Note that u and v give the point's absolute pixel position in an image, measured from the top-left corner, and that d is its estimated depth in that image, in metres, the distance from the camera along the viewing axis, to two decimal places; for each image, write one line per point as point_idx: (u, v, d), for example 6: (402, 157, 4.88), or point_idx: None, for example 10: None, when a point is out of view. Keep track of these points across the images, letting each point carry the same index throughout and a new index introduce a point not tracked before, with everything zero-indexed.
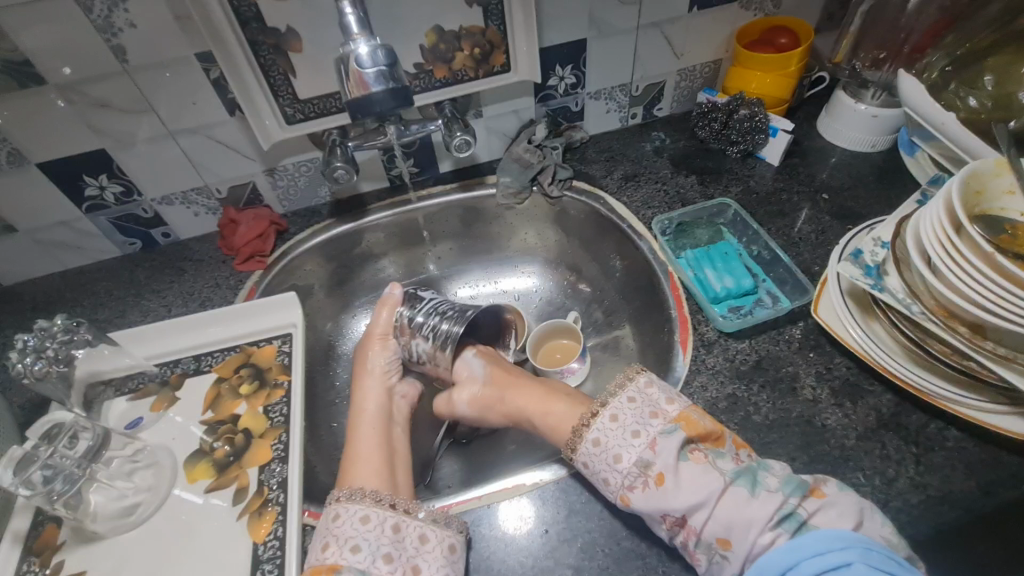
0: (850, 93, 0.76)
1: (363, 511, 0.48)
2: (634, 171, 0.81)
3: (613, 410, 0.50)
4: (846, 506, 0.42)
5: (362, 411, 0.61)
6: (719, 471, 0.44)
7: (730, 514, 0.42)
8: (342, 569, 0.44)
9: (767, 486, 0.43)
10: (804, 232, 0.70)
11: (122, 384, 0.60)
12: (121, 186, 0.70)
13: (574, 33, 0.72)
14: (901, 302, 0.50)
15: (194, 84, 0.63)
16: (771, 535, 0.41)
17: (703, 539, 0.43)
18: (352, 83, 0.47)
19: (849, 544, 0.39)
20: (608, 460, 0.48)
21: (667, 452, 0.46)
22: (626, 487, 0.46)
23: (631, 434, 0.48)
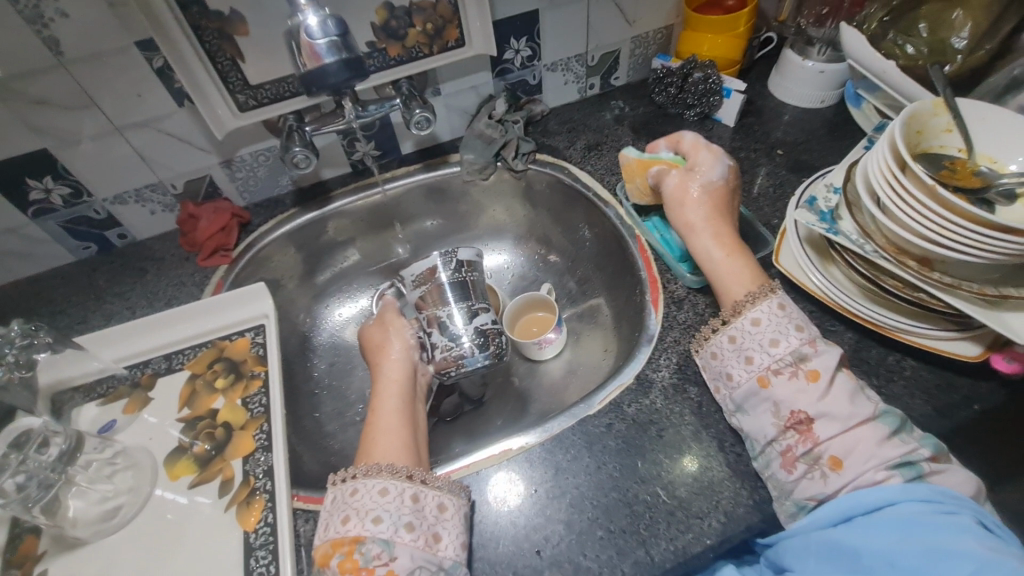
0: (797, 51, 0.78)
1: (382, 484, 0.47)
2: (597, 140, 0.82)
3: (780, 300, 0.52)
4: (961, 476, 0.45)
5: (388, 373, 0.59)
6: (868, 400, 0.47)
7: (862, 441, 0.45)
8: (364, 541, 0.44)
9: (905, 436, 0.46)
10: (762, 188, 0.73)
11: (91, 389, 0.59)
12: (69, 188, 0.67)
13: (525, 4, 0.72)
14: (856, 243, 0.52)
15: (138, 75, 0.61)
16: (884, 475, 0.44)
17: (817, 450, 0.46)
18: (304, 56, 0.46)
19: (958, 502, 0.41)
20: (761, 341, 0.51)
21: (828, 357, 0.48)
22: (769, 369, 0.49)
23: (793, 326, 0.50)
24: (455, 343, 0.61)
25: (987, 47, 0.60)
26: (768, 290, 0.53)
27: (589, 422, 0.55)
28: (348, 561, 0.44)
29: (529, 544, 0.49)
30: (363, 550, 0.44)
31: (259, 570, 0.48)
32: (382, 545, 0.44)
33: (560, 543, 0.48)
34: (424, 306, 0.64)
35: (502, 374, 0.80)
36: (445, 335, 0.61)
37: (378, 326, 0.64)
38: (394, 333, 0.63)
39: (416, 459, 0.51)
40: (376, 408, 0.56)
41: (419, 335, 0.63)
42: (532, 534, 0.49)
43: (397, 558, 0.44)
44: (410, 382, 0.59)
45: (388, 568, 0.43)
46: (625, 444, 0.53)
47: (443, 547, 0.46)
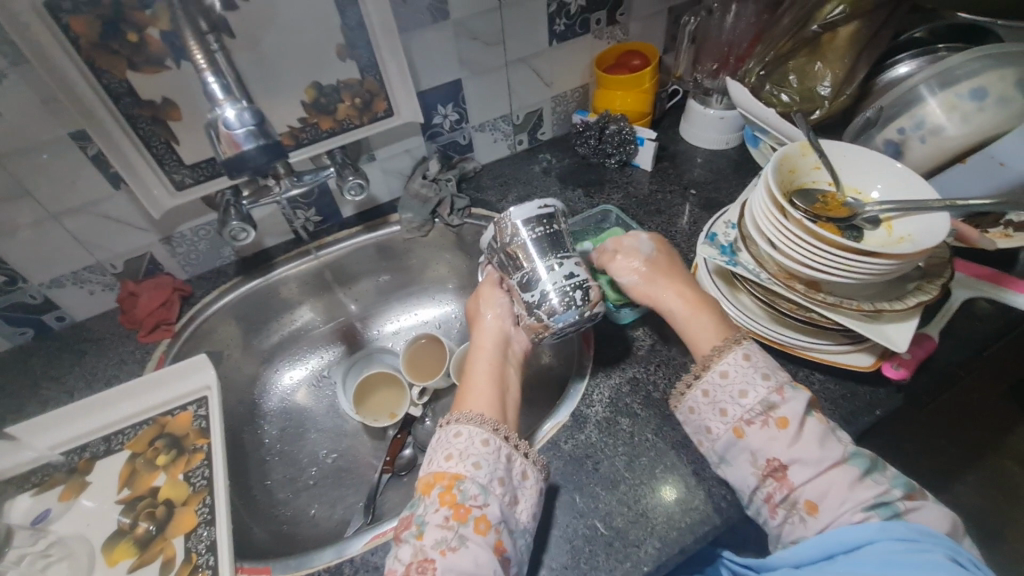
0: (698, 101, 0.87)
1: (483, 435, 0.50)
2: (527, 192, 0.88)
3: (745, 350, 0.53)
4: (939, 513, 0.45)
5: (480, 340, 0.60)
6: (838, 441, 0.48)
7: (834, 484, 0.45)
8: (465, 480, 0.47)
9: (877, 477, 0.46)
10: (679, 226, 0.79)
11: (24, 480, 0.58)
12: (3, 276, 0.67)
13: (447, 75, 0.78)
14: (752, 272, 0.58)
15: (73, 164, 0.63)
16: (863, 515, 0.44)
17: (792, 495, 0.47)
18: (223, 145, 0.49)
19: (935, 541, 0.41)
20: (732, 393, 0.51)
21: (794, 402, 0.49)
22: (742, 420, 0.50)
23: (759, 375, 0.51)
24: (535, 307, 0.56)
25: (847, 92, 0.69)
26: (740, 336, 0.54)
27: None
28: (448, 494, 0.46)
29: None
30: (463, 488, 0.47)
31: None
32: (480, 489, 0.47)
33: None
34: (506, 275, 0.61)
35: None
36: (534, 294, 0.56)
37: (490, 290, 0.63)
38: (497, 301, 0.62)
39: (501, 415, 0.53)
40: (473, 360, 0.59)
41: (512, 305, 0.62)
42: None
43: (490, 506, 0.46)
44: (503, 346, 0.60)
45: (482, 512, 0.46)
46: (565, 481, 0.55)
47: (519, 511, 0.48)
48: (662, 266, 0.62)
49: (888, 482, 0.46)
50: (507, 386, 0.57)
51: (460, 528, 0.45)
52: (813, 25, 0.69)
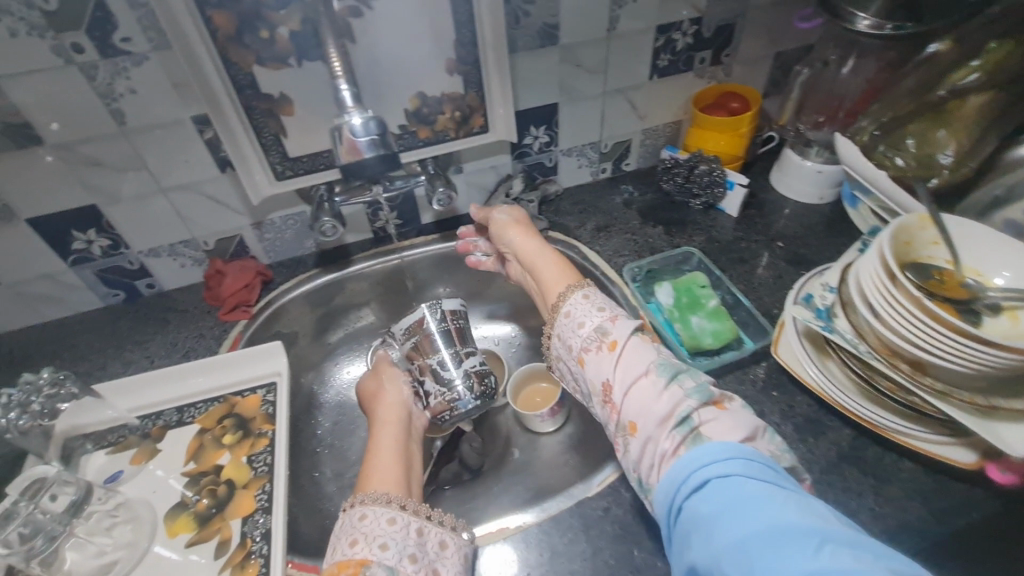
0: (796, 151, 0.84)
1: (391, 513, 0.50)
2: (606, 222, 0.87)
3: (588, 290, 0.60)
4: (745, 420, 0.46)
5: (382, 415, 0.64)
6: (655, 354, 0.52)
7: (641, 398, 0.49)
8: (370, 564, 0.46)
9: (682, 384, 0.49)
10: (763, 278, 0.76)
11: (101, 437, 0.60)
12: (109, 240, 0.72)
13: (546, 98, 0.79)
14: (851, 343, 0.54)
15: (189, 145, 0.66)
16: (671, 438, 0.46)
17: (621, 419, 0.50)
18: (344, 148, 0.51)
19: (730, 456, 0.42)
20: (574, 326, 0.57)
21: (623, 327, 0.55)
22: (583, 349, 0.55)
23: (596, 308, 0.57)
24: (447, 388, 0.68)
25: (971, 164, 0.65)
26: (584, 281, 0.62)
27: (588, 505, 0.55)
28: None
29: None
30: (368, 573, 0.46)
31: None
32: (387, 571, 0.46)
33: None
34: (415, 358, 0.71)
35: (503, 444, 0.81)
36: (439, 382, 0.69)
37: (375, 377, 0.70)
38: (394, 385, 0.68)
39: (406, 490, 0.55)
40: (378, 440, 0.61)
41: (414, 385, 0.69)
42: None
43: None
44: (405, 423, 0.64)
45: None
46: (622, 530, 0.53)
47: None
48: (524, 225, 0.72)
49: (686, 392, 0.48)
50: (411, 463, 0.60)
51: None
52: (940, 92, 0.67)
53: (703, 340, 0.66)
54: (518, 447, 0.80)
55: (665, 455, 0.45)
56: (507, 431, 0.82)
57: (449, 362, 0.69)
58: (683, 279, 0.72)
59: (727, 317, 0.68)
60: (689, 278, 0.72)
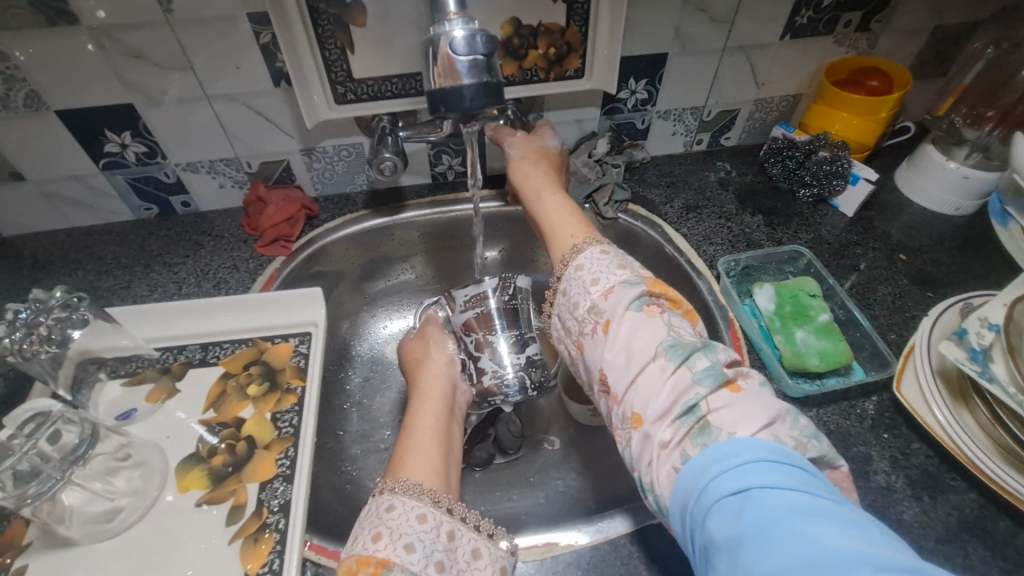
0: (940, 148, 0.70)
1: (422, 510, 0.42)
2: (696, 202, 0.75)
3: (604, 247, 0.50)
4: (757, 405, 0.37)
5: (426, 388, 0.57)
6: (661, 332, 0.42)
7: (647, 384, 0.40)
8: (393, 568, 0.38)
9: (692, 364, 0.39)
10: (879, 294, 0.64)
11: (117, 367, 0.54)
12: (145, 146, 0.64)
13: (657, 46, 0.66)
14: (1013, 399, 0.44)
15: (241, 47, 0.57)
16: (671, 429, 0.37)
17: (622, 410, 0.41)
18: (437, 70, 0.40)
19: (751, 456, 0.33)
20: (569, 307, 0.48)
21: (621, 299, 0.44)
22: (580, 333, 0.46)
23: (614, 265, 0.47)
24: (499, 369, 0.61)
25: None
26: (599, 238, 0.51)
27: (652, 532, 0.47)
28: None
29: None
30: None
31: None
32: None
33: None
34: (467, 330, 0.63)
35: (543, 431, 0.73)
36: (495, 360, 0.62)
37: (419, 342, 0.64)
38: (438, 352, 0.62)
39: (447, 485, 0.46)
40: (419, 414, 0.54)
41: (460, 355, 0.63)
42: None
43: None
44: (449, 400, 0.57)
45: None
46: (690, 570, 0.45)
47: None
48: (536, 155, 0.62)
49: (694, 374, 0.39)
50: (454, 447, 0.52)
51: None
52: None
53: (808, 359, 0.55)
54: (560, 437, 0.72)
55: (668, 447, 0.37)
56: (550, 418, 0.75)
57: (502, 344, 0.63)
58: (789, 283, 0.61)
59: (840, 336, 0.57)
60: (796, 283, 0.61)
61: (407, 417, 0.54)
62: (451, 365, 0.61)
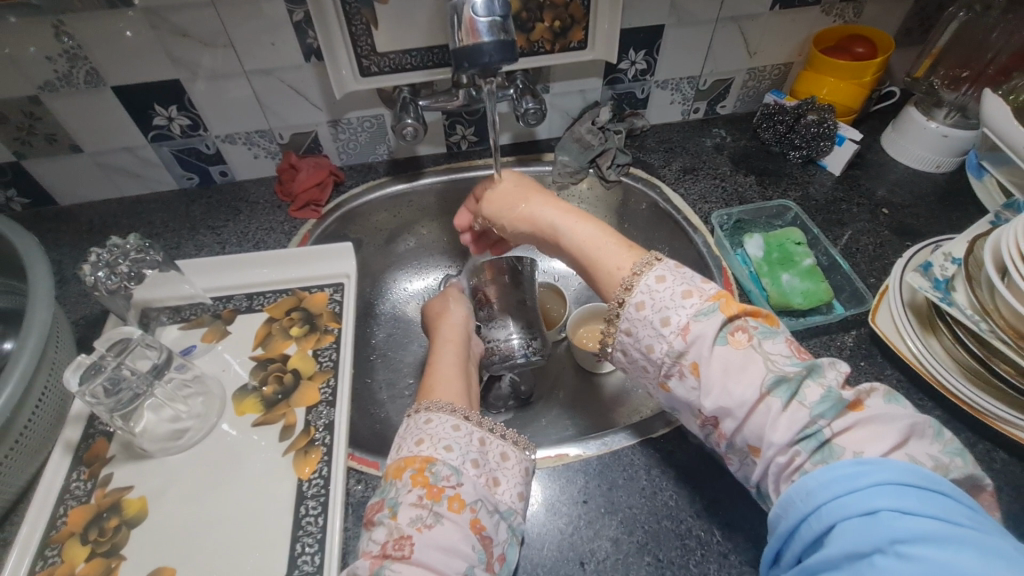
0: (921, 110, 0.75)
1: (455, 420, 0.48)
2: (693, 165, 0.81)
3: (660, 272, 0.47)
4: (887, 425, 0.37)
5: (445, 332, 0.64)
6: (757, 363, 0.41)
7: (760, 422, 0.40)
8: (436, 463, 0.45)
9: (803, 397, 0.39)
10: (861, 244, 0.70)
11: (177, 311, 0.62)
12: (189, 119, 0.70)
13: (654, 18, 0.71)
14: (969, 318, 0.50)
15: (276, 24, 0.63)
16: (790, 455, 0.38)
17: (735, 443, 0.42)
18: (462, 32, 0.47)
19: (877, 480, 0.33)
20: (641, 348, 0.46)
21: (702, 338, 0.42)
22: (663, 375, 0.45)
23: (661, 319, 0.44)
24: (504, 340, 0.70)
25: None
26: (651, 259, 0.48)
27: (651, 445, 0.54)
28: (420, 476, 0.44)
29: (574, 553, 0.48)
30: (434, 471, 0.44)
31: (309, 518, 0.49)
32: (452, 470, 0.44)
33: (605, 560, 0.47)
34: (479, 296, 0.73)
35: (553, 378, 0.80)
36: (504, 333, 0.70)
37: (441, 298, 0.71)
38: (454, 308, 0.69)
39: (469, 402, 0.52)
40: (444, 352, 0.61)
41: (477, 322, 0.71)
42: (578, 545, 0.48)
43: (464, 485, 0.44)
44: (465, 345, 0.63)
45: (457, 491, 0.43)
46: (685, 475, 0.52)
47: (502, 491, 0.47)
48: (530, 191, 0.60)
49: (810, 407, 0.39)
50: (472, 380, 0.58)
51: (435, 506, 0.42)
52: None
53: (792, 298, 0.61)
54: (568, 383, 0.79)
55: (789, 472, 0.39)
56: (559, 366, 0.81)
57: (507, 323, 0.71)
58: (776, 233, 0.67)
59: (822, 277, 0.63)
60: (783, 233, 0.67)
61: (429, 357, 0.61)
62: (467, 320, 0.68)
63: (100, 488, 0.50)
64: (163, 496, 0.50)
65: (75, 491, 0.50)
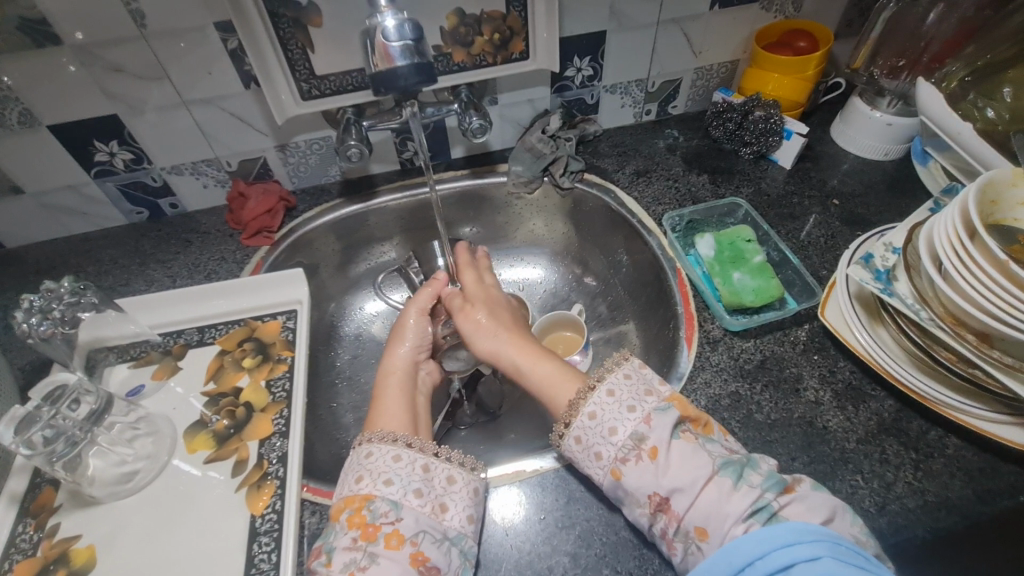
0: (865, 100, 0.76)
1: (395, 450, 0.48)
2: (647, 167, 0.81)
3: (625, 371, 0.51)
4: (816, 501, 0.42)
5: (391, 366, 0.60)
6: (707, 455, 0.45)
7: (711, 502, 0.43)
8: (375, 499, 0.45)
9: (750, 479, 0.44)
10: (812, 236, 0.70)
11: (124, 351, 0.61)
12: (132, 154, 0.69)
13: (596, 24, 0.72)
14: (911, 308, 0.50)
15: (211, 53, 0.62)
16: (744, 526, 0.41)
17: (682, 526, 0.44)
18: (376, 57, 0.48)
19: (818, 538, 0.38)
20: (602, 433, 0.48)
21: (661, 428, 0.46)
22: (618, 460, 0.47)
23: (626, 408, 0.48)
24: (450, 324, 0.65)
25: None
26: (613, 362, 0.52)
27: None
28: (357, 516, 0.45)
29: (532, 572, 0.47)
30: (374, 508, 0.45)
31: (261, 556, 0.48)
32: (391, 505, 0.45)
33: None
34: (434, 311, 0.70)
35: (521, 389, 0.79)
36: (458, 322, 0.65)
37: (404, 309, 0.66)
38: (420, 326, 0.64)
39: (414, 429, 0.53)
40: (385, 385, 0.58)
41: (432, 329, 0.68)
42: (536, 562, 0.48)
43: (404, 519, 0.45)
44: (411, 377, 0.60)
45: (394, 527, 0.44)
46: None
47: (449, 517, 0.46)
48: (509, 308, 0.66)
49: (756, 486, 0.43)
50: (418, 407, 0.57)
51: (369, 547, 0.43)
52: None
53: (743, 296, 0.62)
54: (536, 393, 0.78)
55: None
56: None
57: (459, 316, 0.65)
58: (727, 232, 0.68)
59: (772, 274, 0.63)
60: (734, 231, 0.68)
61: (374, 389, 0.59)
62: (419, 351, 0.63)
63: (47, 539, 0.49)
64: (110, 544, 0.49)
65: (21, 544, 0.49)
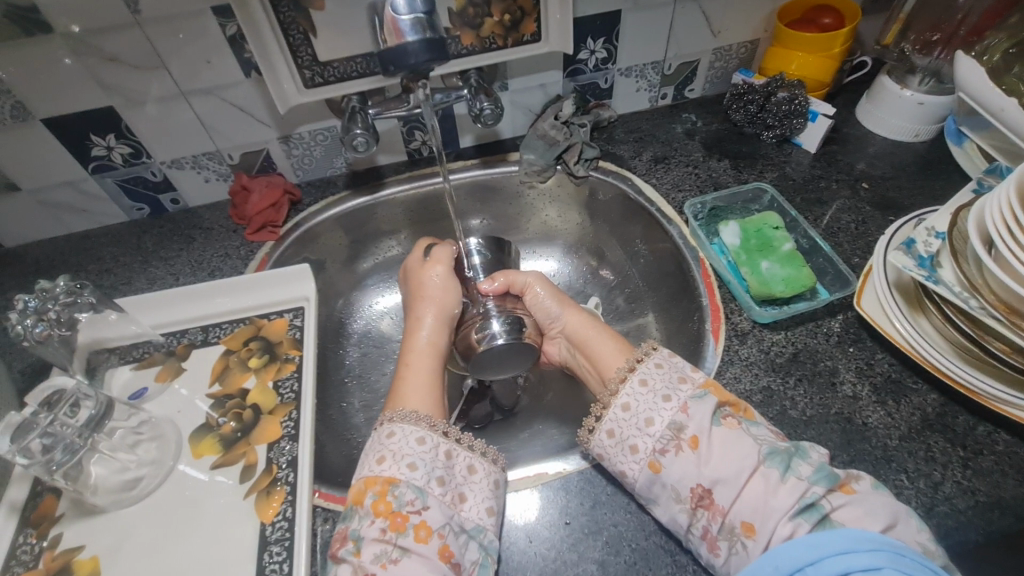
0: (895, 78, 0.72)
1: (420, 433, 0.46)
2: (665, 153, 0.78)
3: (658, 359, 0.49)
4: (875, 505, 0.39)
5: (418, 343, 0.57)
6: (753, 441, 0.43)
7: (756, 495, 0.40)
8: (399, 484, 0.43)
9: (799, 471, 0.41)
10: (842, 222, 0.67)
11: (126, 353, 0.58)
12: (130, 147, 0.67)
13: (610, 3, 0.68)
14: (958, 296, 0.47)
15: (209, 39, 0.59)
16: (792, 526, 0.39)
17: (728, 521, 0.41)
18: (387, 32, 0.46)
19: (877, 547, 0.35)
20: (638, 424, 0.46)
21: (700, 416, 0.44)
22: (656, 451, 0.44)
23: (661, 397, 0.46)
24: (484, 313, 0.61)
25: None
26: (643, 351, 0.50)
27: None
28: (382, 503, 0.42)
29: None
30: (397, 494, 0.43)
31: (272, 566, 0.46)
32: (416, 492, 0.43)
33: None
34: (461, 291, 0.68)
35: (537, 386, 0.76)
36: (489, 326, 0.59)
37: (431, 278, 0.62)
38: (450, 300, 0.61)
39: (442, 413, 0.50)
40: (411, 364, 0.56)
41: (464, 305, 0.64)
42: (562, 570, 0.45)
43: (429, 510, 0.42)
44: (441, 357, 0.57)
45: (422, 518, 0.42)
46: None
47: (468, 508, 0.44)
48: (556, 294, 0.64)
49: (806, 479, 0.40)
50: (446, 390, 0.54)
51: (399, 540, 0.41)
52: None
53: (773, 286, 0.58)
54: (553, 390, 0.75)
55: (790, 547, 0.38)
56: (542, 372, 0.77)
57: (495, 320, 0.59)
58: (753, 219, 0.65)
59: (802, 262, 0.60)
60: (760, 218, 0.64)
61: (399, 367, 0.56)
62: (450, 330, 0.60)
63: (49, 550, 0.47)
64: (114, 554, 0.46)
65: (22, 555, 0.47)
